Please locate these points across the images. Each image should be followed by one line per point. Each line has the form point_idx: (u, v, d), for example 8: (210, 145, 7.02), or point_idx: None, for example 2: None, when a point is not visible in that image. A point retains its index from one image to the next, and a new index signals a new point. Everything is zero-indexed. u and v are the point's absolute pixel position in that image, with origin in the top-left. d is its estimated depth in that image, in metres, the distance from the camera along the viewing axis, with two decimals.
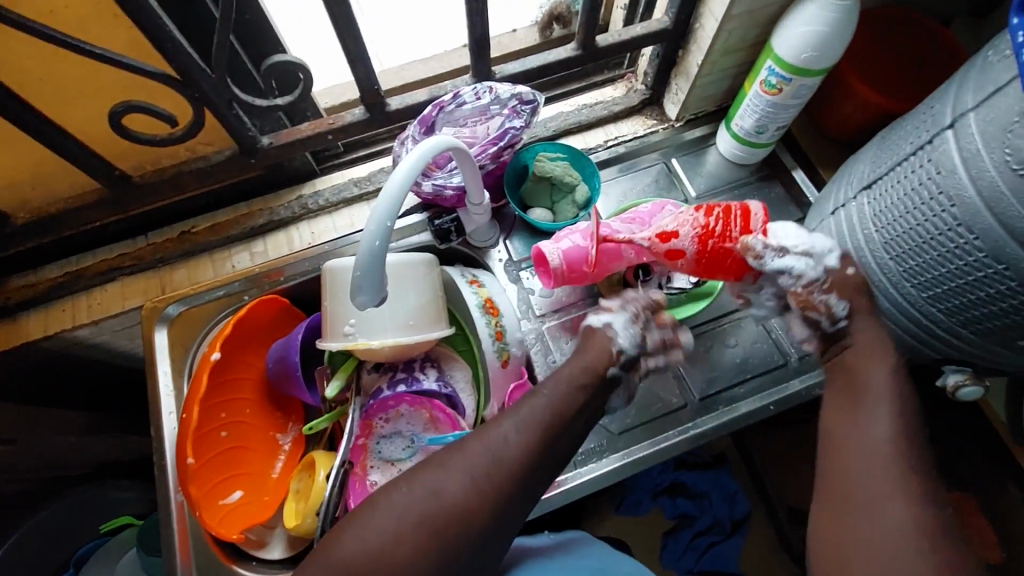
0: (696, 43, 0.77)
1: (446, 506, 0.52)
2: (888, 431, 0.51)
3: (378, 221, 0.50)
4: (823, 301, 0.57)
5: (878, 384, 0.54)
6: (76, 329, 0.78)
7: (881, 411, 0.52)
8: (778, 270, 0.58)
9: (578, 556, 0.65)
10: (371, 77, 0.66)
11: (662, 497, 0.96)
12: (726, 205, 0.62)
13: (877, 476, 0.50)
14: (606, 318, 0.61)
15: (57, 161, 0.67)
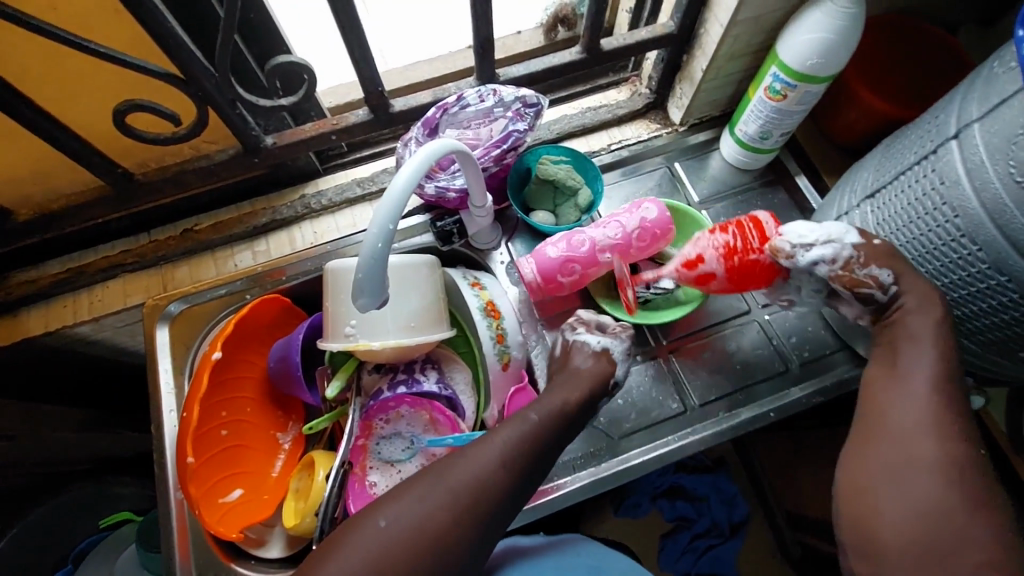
0: (701, 48, 0.77)
1: (436, 524, 0.50)
2: (934, 371, 0.53)
3: (381, 224, 0.50)
4: (868, 275, 0.58)
5: (926, 322, 0.55)
6: (77, 326, 0.78)
7: (929, 349, 0.54)
8: (812, 263, 0.60)
9: (576, 554, 0.66)
10: (375, 78, 0.66)
11: (660, 500, 0.96)
12: (738, 220, 0.66)
13: (915, 414, 0.52)
14: (601, 341, 0.66)
15: (60, 159, 0.67)
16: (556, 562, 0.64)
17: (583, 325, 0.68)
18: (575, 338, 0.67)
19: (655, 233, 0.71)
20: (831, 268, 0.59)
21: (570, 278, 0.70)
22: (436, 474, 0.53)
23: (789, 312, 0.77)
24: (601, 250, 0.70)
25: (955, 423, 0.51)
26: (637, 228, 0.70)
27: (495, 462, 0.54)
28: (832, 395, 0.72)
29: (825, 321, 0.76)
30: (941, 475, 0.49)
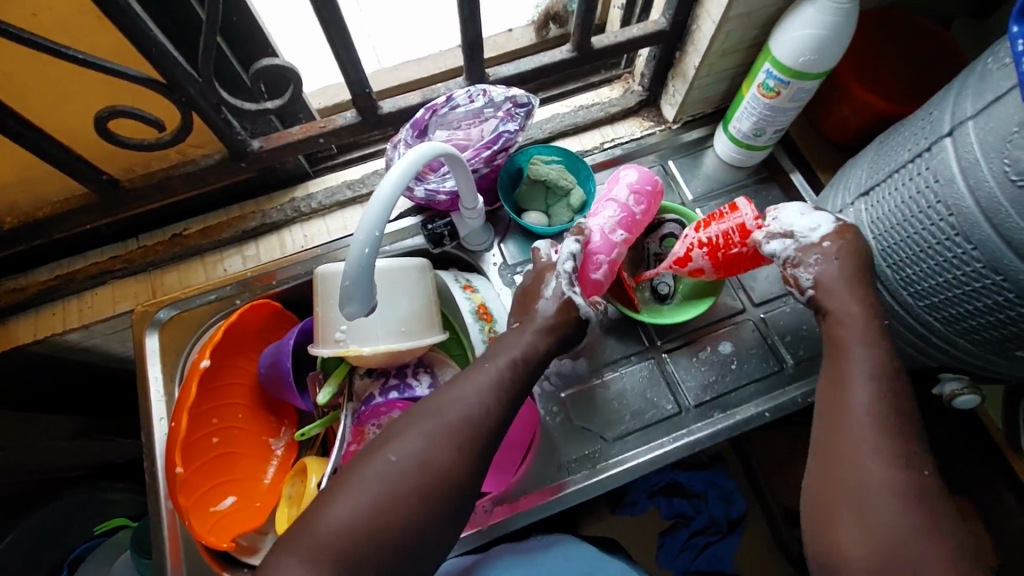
0: (693, 45, 0.76)
1: (437, 459, 0.52)
2: (873, 393, 0.52)
3: (368, 229, 0.49)
4: (793, 274, 0.61)
5: (861, 343, 0.55)
6: (66, 333, 0.78)
7: (865, 371, 0.54)
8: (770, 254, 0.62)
9: (570, 560, 0.65)
10: (362, 80, 0.65)
11: (658, 496, 0.95)
12: (721, 216, 0.66)
13: (858, 440, 0.51)
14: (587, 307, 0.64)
15: (43, 167, 0.66)
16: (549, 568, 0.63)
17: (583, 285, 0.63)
18: (570, 293, 0.62)
19: (647, 192, 0.69)
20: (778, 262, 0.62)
21: (600, 271, 0.66)
22: (430, 410, 0.55)
23: (785, 310, 0.76)
24: (611, 231, 0.67)
25: (898, 444, 0.50)
26: (629, 195, 0.68)
27: (477, 403, 0.56)
28: None
29: None
30: (890, 501, 0.48)
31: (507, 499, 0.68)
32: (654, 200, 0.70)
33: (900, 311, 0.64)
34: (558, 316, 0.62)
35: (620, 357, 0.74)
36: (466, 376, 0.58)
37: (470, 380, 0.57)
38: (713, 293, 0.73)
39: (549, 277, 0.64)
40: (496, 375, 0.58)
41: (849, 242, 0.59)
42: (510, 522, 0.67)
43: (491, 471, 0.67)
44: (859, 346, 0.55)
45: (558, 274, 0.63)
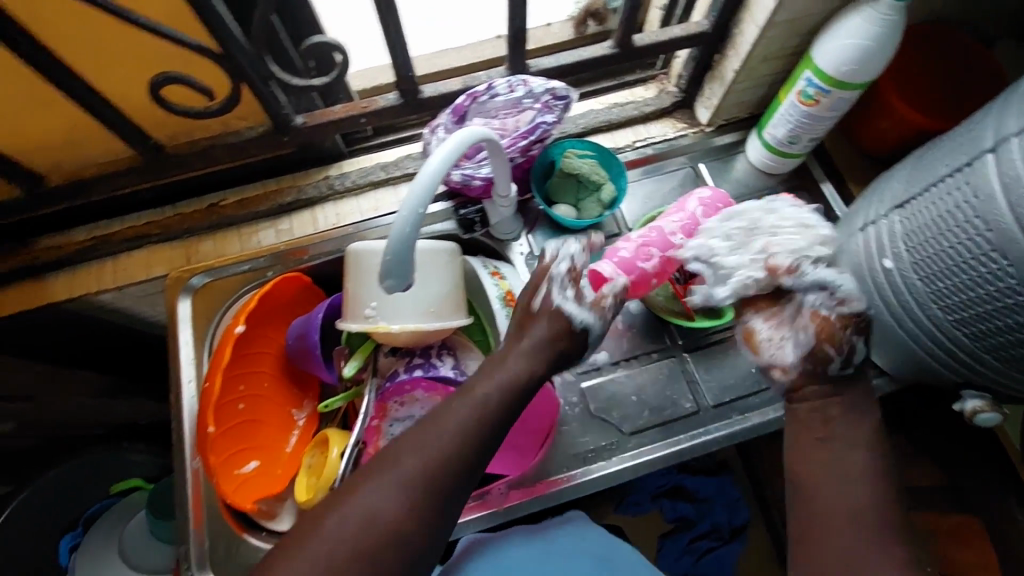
0: (734, 49, 0.76)
1: (363, 542, 0.51)
2: (859, 503, 0.56)
3: (412, 207, 0.50)
4: (846, 338, 0.59)
5: (836, 455, 0.58)
6: (100, 294, 0.79)
7: (849, 485, 0.56)
8: (815, 284, 0.59)
9: (583, 541, 0.66)
10: (408, 64, 0.66)
11: (662, 499, 0.97)
12: None
13: (852, 545, 0.54)
14: (583, 314, 0.61)
15: (88, 127, 0.66)
16: (562, 550, 0.65)
17: (575, 290, 0.62)
18: (561, 302, 0.61)
19: (719, 210, 0.69)
20: (823, 302, 0.59)
21: (653, 266, 0.67)
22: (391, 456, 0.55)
23: None
24: (672, 233, 0.67)
25: (896, 546, 0.54)
26: (700, 208, 0.69)
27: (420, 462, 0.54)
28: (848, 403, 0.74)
29: None
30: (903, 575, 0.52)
31: (523, 484, 0.69)
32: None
33: (927, 327, 0.64)
34: (527, 363, 0.59)
35: (641, 352, 0.75)
36: (426, 428, 0.56)
37: (430, 434, 0.56)
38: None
39: (540, 283, 0.63)
40: (456, 425, 0.56)
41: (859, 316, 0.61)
42: (525, 506, 0.69)
43: (511, 452, 0.68)
44: (837, 460, 0.58)
45: (551, 280, 0.62)
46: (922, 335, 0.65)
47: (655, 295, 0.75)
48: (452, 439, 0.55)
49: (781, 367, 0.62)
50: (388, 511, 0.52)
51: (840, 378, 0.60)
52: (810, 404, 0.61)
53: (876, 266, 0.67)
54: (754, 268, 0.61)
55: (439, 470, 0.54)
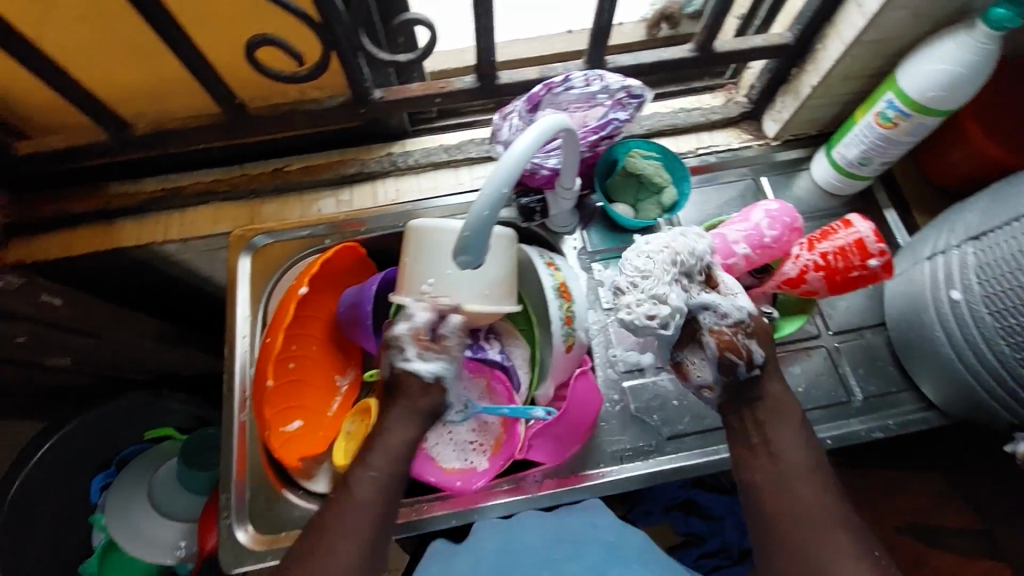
0: (815, 64, 0.75)
1: None
2: (809, 500, 0.57)
3: (496, 186, 0.50)
4: (744, 345, 0.61)
5: (776, 469, 0.60)
6: (165, 244, 0.82)
7: (792, 489, 0.58)
8: (703, 306, 0.60)
9: (592, 527, 0.65)
10: (492, 48, 0.67)
11: (674, 512, 0.95)
12: (839, 238, 0.67)
13: (813, 535, 0.55)
14: (431, 365, 0.66)
15: (184, 81, 0.68)
16: (574, 537, 0.64)
17: (417, 349, 0.66)
18: (405, 363, 0.66)
19: (785, 223, 0.68)
20: (712, 319, 0.61)
21: None
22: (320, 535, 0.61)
23: (859, 344, 0.77)
24: (734, 242, 0.67)
25: (849, 531, 0.56)
26: (766, 220, 0.68)
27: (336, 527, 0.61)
28: (893, 433, 0.72)
29: (895, 355, 0.76)
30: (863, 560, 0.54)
31: (558, 474, 0.70)
32: (792, 233, 0.68)
33: (992, 365, 0.62)
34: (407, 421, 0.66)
35: None
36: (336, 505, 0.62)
37: (343, 511, 0.62)
38: (807, 310, 0.73)
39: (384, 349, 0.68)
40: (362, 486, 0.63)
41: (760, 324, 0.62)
42: (559, 496, 0.69)
43: (550, 441, 0.69)
44: (776, 473, 0.59)
45: (391, 345, 0.67)
46: (985, 374, 0.63)
47: None
48: (360, 503, 0.62)
49: (706, 385, 0.64)
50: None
51: (747, 380, 0.62)
52: (739, 417, 0.63)
53: (943, 297, 0.66)
54: (671, 310, 0.59)
55: (370, 505, 0.63)
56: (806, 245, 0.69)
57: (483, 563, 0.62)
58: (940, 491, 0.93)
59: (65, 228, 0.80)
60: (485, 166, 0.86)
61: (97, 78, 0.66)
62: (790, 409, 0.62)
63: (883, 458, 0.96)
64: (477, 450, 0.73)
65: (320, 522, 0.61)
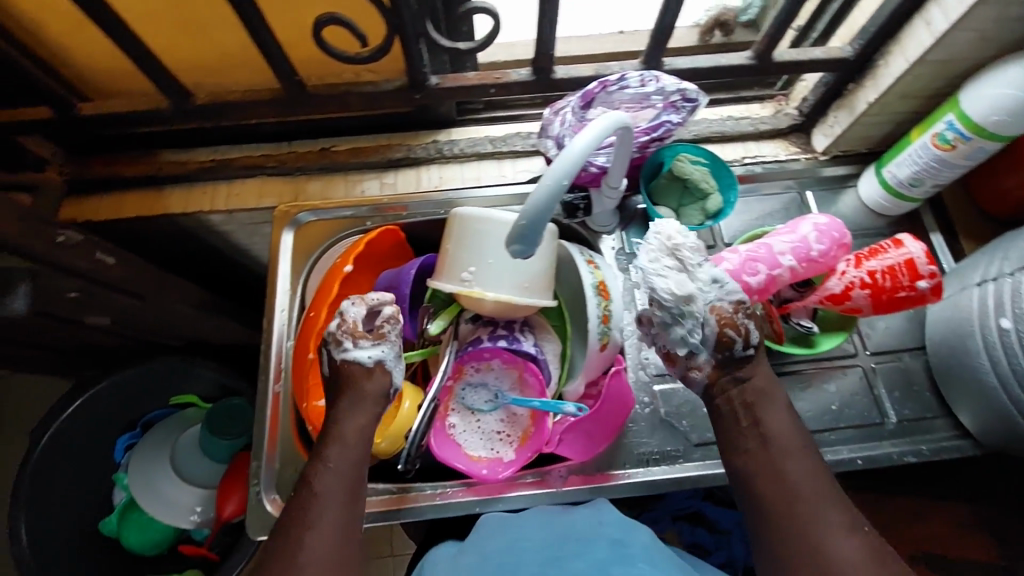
0: (874, 80, 0.74)
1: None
2: (801, 481, 0.55)
3: (556, 177, 0.51)
4: (743, 323, 0.60)
5: (766, 450, 0.57)
6: (212, 213, 0.83)
7: (783, 470, 0.55)
8: (714, 279, 0.60)
9: (599, 524, 0.63)
10: (552, 42, 0.67)
11: (680, 521, 0.90)
12: (888, 257, 0.66)
13: (804, 513, 0.53)
14: (372, 351, 0.62)
15: (253, 56, 0.71)
16: (580, 534, 0.62)
17: (352, 338, 0.62)
18: (343, 355, 0.62)
19: (833, 238, 0.67)
20: (720, 294, 0.60)
21: (758, 282, 0.66)
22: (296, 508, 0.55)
23: (896, 366, 0.75)
24: (782, 253, 0.66)
25: (838, 508, 0.53)
26: (814, 233, 0.67)
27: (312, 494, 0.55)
28: (926, 459, 0.71)
29: (933, 382, 0.74)
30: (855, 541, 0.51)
31: (584, 471, 0.70)
32: (839, 248, 0.68)
33: None
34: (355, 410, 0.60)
35: None
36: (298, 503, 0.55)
37: (309, 504, 0.55)
38: (847, 328, 0.73)
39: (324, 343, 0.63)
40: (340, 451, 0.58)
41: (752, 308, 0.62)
42: (582, 493, 0.68)
43: (579, 436, 0.71)
44: (768, 455, 0.56)
45: (328, 338, 0.63)
46: None
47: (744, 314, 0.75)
48: (339, 466, 0.58)
49: (696, 365, 0.61)
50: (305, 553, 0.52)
51: (741, 359, 0.60)
52: (728, 399, 0.60)
53: (992, 325, 0.64)
54: (687, 301, 0.59)
55: (351, 470, 0.58)
56: (853, 261, 0.68)
57: (488, 561, 0.60)
58: (962, 524, 0.92)
59: (117, 190, 0.82)
60: (529, 160, 0.86)
61: (166, 45, 0.68)
62: (774, 390, 0.60)
63: (907, 485, 0.94)
64: (503, 440, 0.73)
65: (287, 521, 0.55)
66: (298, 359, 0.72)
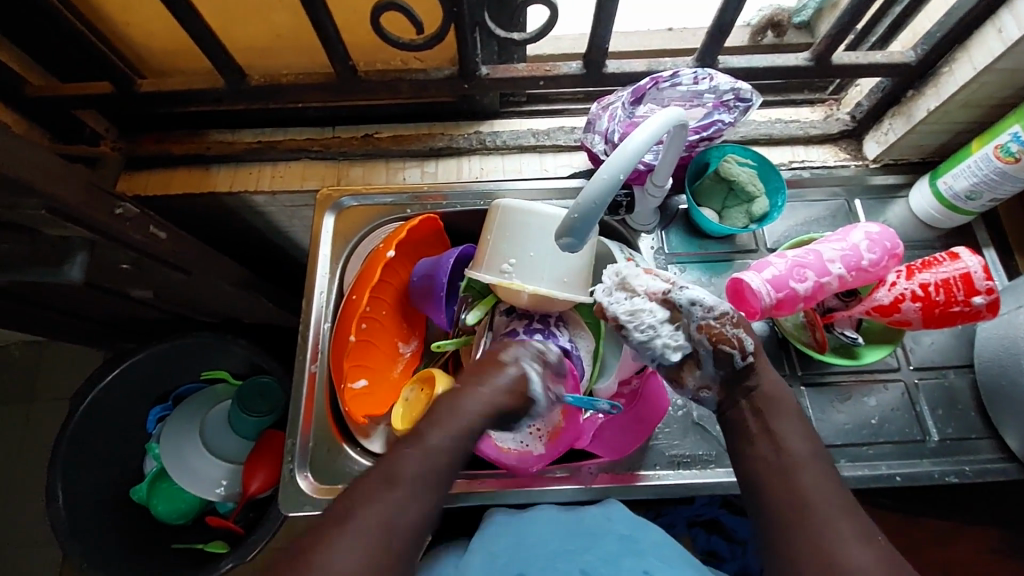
0: (935, 87, 0.72)
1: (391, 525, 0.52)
2: (817, 488, 0.54)
3: (612, 172, 0.51)
4: (735, 335, 0.59)
5: (778, 457, 0.57)
6: (255, 194, 0.84)
7: (796, 476, 0.55)
8: (690, 300, 0.58)
9: (608, 520, 0.62)
10: (606, 37, 0.67)
11: (696, 528, 0.85)
12: (942, 271, 0.64)
13: (813, 516, 0.53)
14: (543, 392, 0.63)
15: (310, 39, 0.72)
16: (589, 527, 0.61)
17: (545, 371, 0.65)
18: (527, 368, 0.63)
19: (886, 248, 0.66)
20: (702, 313, 0.58)
21: (806, 289, 0.65)
22: (412, 456, 0.55)
23: (940, 384, 0.73)
24: (831, 260, 0.65)
25: (852, 517, 0.53)
26: (866, 242, 0.65)
27: (435, 446, 0.56)
28: (968, 480, 0.68)
29: (980, 403, 0.72)
30: (868, 549, 0.51)
31: (612, 470, 0.69)
32: (890, 259, 0.66)
33: None
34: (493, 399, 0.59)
35: None
36: (387, 459, 0.56)
37: (420, 459, 0.55)
38: (894, 341, 0.71)
39: (513, 347, 0.64)
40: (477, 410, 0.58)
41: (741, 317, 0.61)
42: (610, 492, 0.68)
43: (603, 434, 0.72)
44: (779, 459, 0.57)
45: (524, 348, 0.64)
46: None
47: (786, 319, 0.74)
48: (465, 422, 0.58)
49: (705, 385, 0.61)
50: (409, 502, 0.53)
51: (743, 370, 0.60)
52: (739, 410, 0.60)
53: None
54: (640, 303, 0.59)
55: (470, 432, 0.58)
56: (904, 273, 0.67)
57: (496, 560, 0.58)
58: (997, 552, 0.88)
59: (166, 167, 0.84)
60: (571, 154, 0.86)
61: (225, 23, 0.70)
62: (786, 400, 0.60)
63: (941, 506, 0.91)
64: (533, 433, 0.71)
65: (390, 464, 0.55)
66: (335, 341, 0.73)
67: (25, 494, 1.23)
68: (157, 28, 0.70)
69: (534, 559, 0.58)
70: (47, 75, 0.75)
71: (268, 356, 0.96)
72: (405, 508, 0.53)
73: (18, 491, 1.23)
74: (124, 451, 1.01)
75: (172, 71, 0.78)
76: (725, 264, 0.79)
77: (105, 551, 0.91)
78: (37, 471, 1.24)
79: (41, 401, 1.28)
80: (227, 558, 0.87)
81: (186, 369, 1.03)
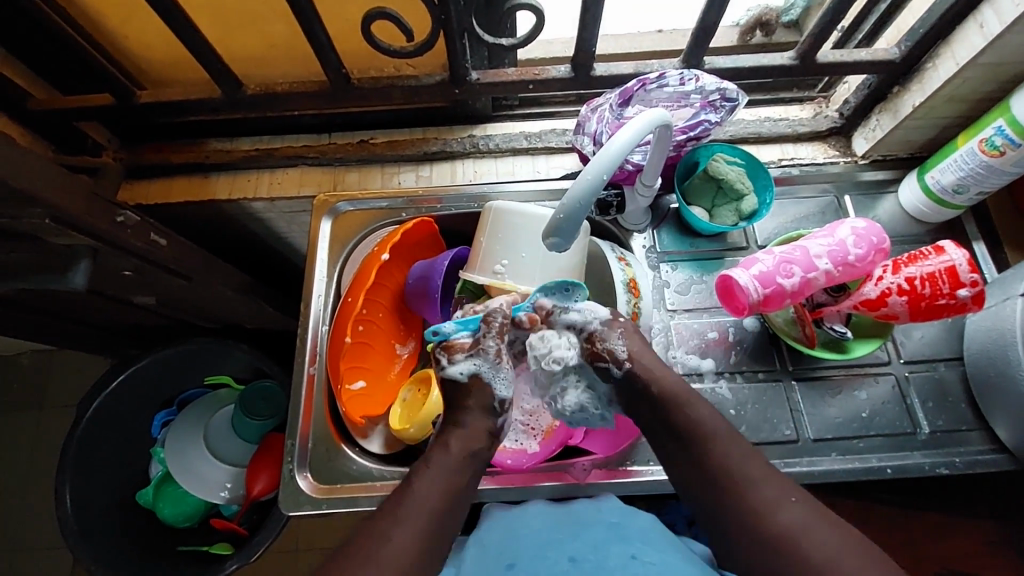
0: (920, 83, 0.73)
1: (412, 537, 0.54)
2: (750, 468, 0.57)
3: (596, 173, 0.53)
4: (608, 348, 0.64)
5: (722, 445, 0.58)
6: (254, 201, 0.86)
7: (735, 466, 0.57)
8: (567, 323, 0.65)
9: (597, 511, 0.63)
10: (592, 40, 0.68)
11: (697, 526, 0.85)
12: (928, 265, 0.65)
13: (765, 502, 0.54)
14: (468, 363, 0.64)
15: (304, 47, 0.74)
16: (578, 516, 0.63)
17: (449, 354, 0.64)
18: (446, 369, 0.64)
19: (872, 242, 0.67)
20: (578, 333, 0.65)
21: (793, 285, 0.66)
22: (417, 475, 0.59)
23: (931, 376, 0.74)
24: (817, 256, 0.66)
25: (797, 496, 0.54)
26: (852, 237, 0.66)
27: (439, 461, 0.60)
28: (959, 472, 0.69)
29: (970, 393, 0.72)
30: (823, 526, 0.52)
31: (607, 466, 0.70)
32: (877, 253, 0.67)
33: None
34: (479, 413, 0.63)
35: (748, 369, 0.74)
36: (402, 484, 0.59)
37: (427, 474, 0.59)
38: (883, 335, 0.72)
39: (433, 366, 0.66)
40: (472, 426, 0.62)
41: (625, 323, 0.67)
42: (605, 487, 0.69)
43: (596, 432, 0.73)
44: (713, 453, 0.58)
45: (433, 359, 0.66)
46: None
47: (775, 315, 0.75)
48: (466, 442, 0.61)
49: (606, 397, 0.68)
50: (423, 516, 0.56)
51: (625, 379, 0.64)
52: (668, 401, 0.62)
53: None
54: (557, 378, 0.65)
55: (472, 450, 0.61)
56: (891, 267, 0.68)
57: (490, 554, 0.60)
58: (994, 543, 0.88)
59: (166, 175, 0.86)
60: (562, 156, 0.87)
61: (222, 34, 0.71)
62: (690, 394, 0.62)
63: (938, 500, 0.91)
64: (528, 432, 0.71)
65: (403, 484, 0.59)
66: (332, 343, 0.74)
67: (34, 501, 1.25)
68: (155, 40, 0.72)
69: (518, 548, 0.59)
70: (50, 88, 0.77)
71: (270, 360, 0.98)
72: (419, 521, 0.55)
73: (28, 497, 1.25)
74: (131, 455, 1.03)
75: (172, 82, 0.80)
76: (716, 262, 0.80)
77: (111, 552, 0.93)
78: (45, 477, 1.26)
79: (47, 408, 1.30)
80: (232, 558, 0.89)
81: (189, 374, 1.05)
